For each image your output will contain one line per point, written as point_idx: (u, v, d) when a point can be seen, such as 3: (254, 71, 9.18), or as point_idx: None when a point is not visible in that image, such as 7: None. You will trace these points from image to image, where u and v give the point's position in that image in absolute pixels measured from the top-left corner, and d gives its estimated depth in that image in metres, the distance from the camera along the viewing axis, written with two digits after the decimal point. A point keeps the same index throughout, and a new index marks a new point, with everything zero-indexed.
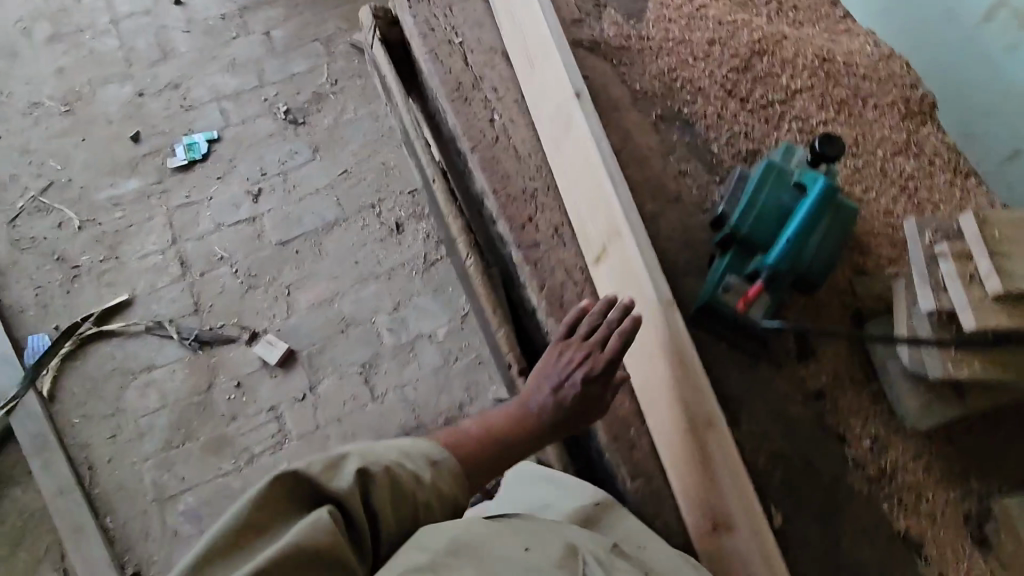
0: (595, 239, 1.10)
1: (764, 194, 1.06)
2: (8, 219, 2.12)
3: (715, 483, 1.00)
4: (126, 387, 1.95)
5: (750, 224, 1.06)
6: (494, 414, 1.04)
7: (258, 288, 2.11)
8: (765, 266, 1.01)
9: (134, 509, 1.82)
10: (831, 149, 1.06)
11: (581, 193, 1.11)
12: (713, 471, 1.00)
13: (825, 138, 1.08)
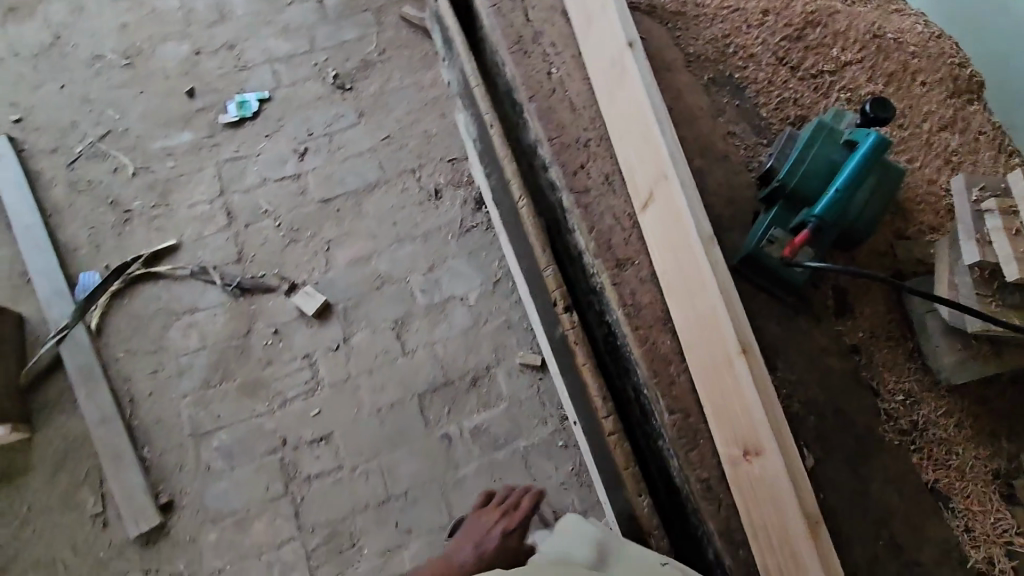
0: (643, 190, 1.12)
1: (813, 151, 1.11)
2: (67, 161, 2.21)
3: (746, 420, 0.99)
4: (170, 326, 2.03)
5: (798, 179, 1.11)
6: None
7: (298, 243, 2.18)
8: (813, 217, 1.05)
9: (171, 442, 1.90)
10: (882, 112, 1.09)
11: (635, 146, 1.14)
12: (741, 412, 0.99)
13: (877, 100, 1.10)
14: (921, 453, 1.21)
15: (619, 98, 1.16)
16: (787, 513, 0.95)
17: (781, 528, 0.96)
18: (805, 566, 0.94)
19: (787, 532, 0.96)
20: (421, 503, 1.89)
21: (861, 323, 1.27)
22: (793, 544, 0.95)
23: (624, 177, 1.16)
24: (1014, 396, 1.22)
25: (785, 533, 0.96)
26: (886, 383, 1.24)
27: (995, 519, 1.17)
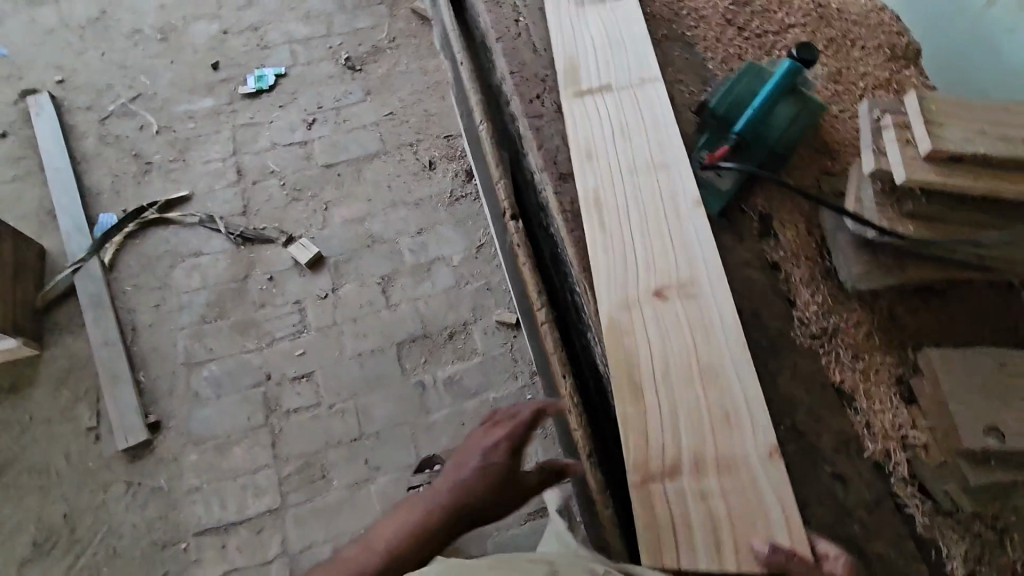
0: (580, 76, 1.31)
1: (741, 84, 1.24)
2: (99, 118, 2.44)
3: (686, 262, 1.13)
4: (175, 267, 2.19)
5: (727, 107, 1.23)
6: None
7: (300, 201, 2.35)
8: (734, 134, 1.20)
9: (165, 369, 2.04)
10: (807, 52, 1.22)
11: (589, 46, 1.34)
12: (681, 255, 1.14)
13: (802, 45, 1.24)
14: (830, 358, 1.12)
15: (574, 36, 1.35)
16: (714, 335, 1.07)
17: (698, 357, 1.06)
18: (724, 385, 1.04)
19: (709, 352, 1.06)
20: (391, 443, 1.98)
21: (783, 240, 1.21)
22: (716, 366, 1.05)
23: (561, 60, 1.33)
24: (930, 309, 1.15)
25: (706, 360, 1.06)
26: (799, 295, 1.17)
27: (905, 432, 1.05)
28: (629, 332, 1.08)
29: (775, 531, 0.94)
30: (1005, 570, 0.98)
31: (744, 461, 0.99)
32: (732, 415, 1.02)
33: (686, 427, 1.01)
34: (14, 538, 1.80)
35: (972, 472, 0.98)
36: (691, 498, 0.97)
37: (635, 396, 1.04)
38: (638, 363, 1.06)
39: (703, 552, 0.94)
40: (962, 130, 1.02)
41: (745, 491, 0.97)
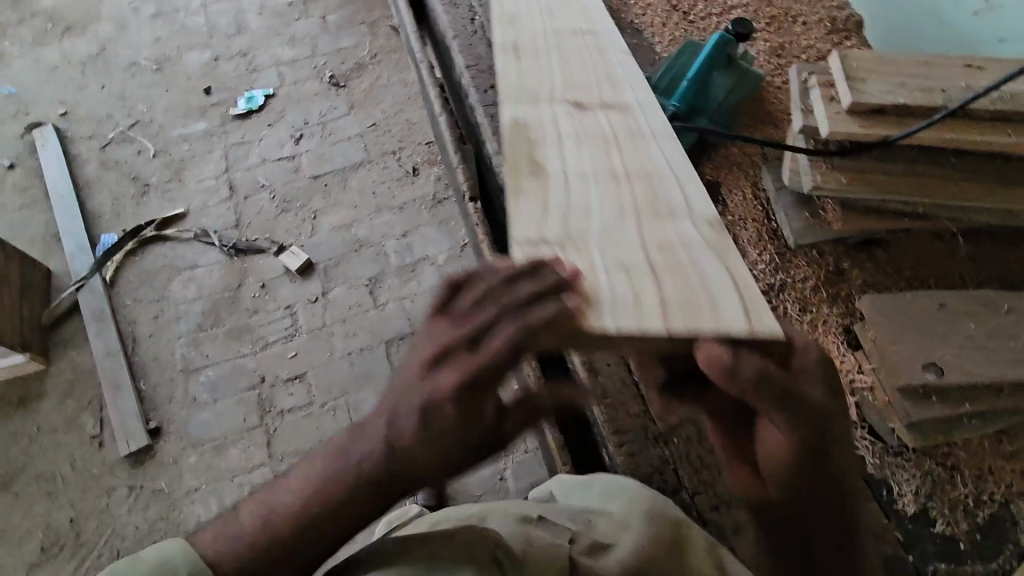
0: None
1: (679, 61, 1.33)
2: (100, 146, 2.58)
3: (613, 85, 1.00)
4: (173, 280, 2.29)
5: (667, 80, 1.31)
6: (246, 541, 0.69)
7: (289, 212, 2.44)
8: (671, 105, 1.26)
9: (164, 376, 2.12)
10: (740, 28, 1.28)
11: None
12: (605, 76, 1.02)
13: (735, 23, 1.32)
14: (780, 312, 1.13)
15: None
16: (641, 139, 0.92)
17: (619, 152, 0.89)
18: (656, 180, 0.86)
19: (634, 153, 0.90)
20: None
21: (730, 204, 1.25)
22: (644, 164, 0.88)
23: None
24: (874, 261, 1.17)
25: (631, 156, 0.89)
26: (747, 253, 1.19)
27: (852, 377, 1.07)
28: (536, 131, 0.91)
29: (732, 296, 0.70)
30: (955, 506, 0.98)
31: (680, 234, 0.78)
32: (662, 198, 0.84)
33: (604, 203, 0.81)
34: (23, 544, 1.87)
35: (915, 409, 0.99)
36: (617, 275, 0.71)
37: (536, 176, 0.85)
38: (544, 155, 0.88)
39: (612, 311, 0.67)
40: (884, 83, 1.08)
41: (685, 274, 0.72)
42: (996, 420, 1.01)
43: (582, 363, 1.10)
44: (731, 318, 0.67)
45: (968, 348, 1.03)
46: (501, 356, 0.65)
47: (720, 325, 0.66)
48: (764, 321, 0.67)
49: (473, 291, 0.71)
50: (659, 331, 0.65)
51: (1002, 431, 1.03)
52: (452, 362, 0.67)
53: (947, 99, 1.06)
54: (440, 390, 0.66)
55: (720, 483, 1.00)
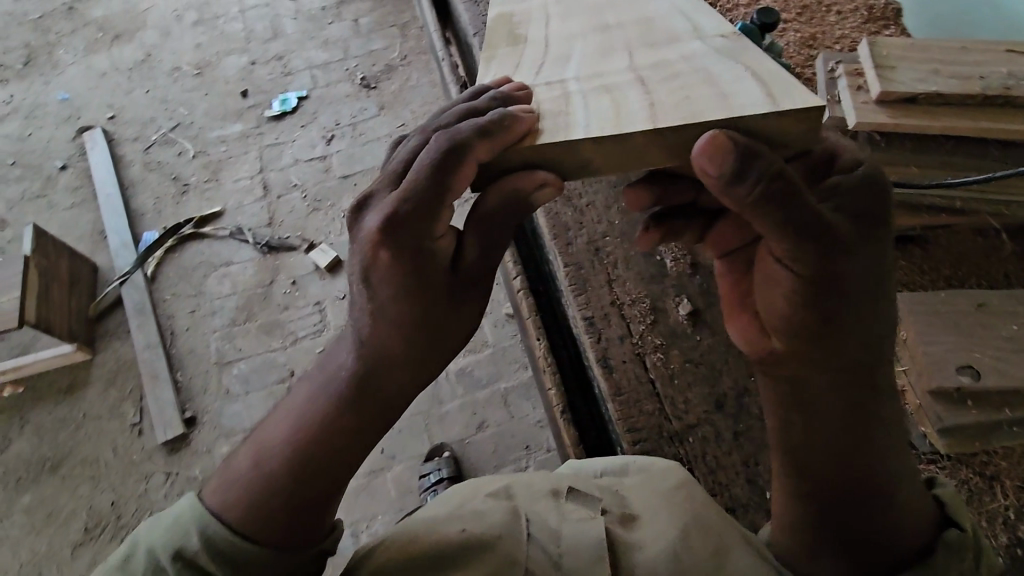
0: None
1: None
2: (144, 147, 2.70)
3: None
4: (209, 275, 2.38)
5: None
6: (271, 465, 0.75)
7: (319, 211, 2.50)
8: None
9: (200, 367, 2.21)
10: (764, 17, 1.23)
11: None
12: None
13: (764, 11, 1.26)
14: None
15: None
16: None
17: (619, 11, 0.88)
18: (659, 22, 0.83)
19: (633, 11, 0.87)
20: (406, 432, 2.05)
21: None
22: (649, 16, 0.85)
23: None
24: (910, 259, 1.10)
25: (631, 10, 0.87)
26: None
27: None
28: (525, 19, 0.92)
29: (738, 94, 0.66)
30: (994, 518, 0.92)
31: (687, 51, 0.76)
32: (665, 31, 0.82)
33: (595, 48, 0.82)
34: (69, 523, 1.98)
35: (947, 414, 0.94)
36: (603, 93, 0.72)
37: (525, 47, 0.86)
38: (531, 29, 0.89)
39: (591, 119, 0.68)
40: (918, 72, 1.03)
41: (680, 80, 0.71)
42: None
43: (598, 360, 1.08)
44: (741, 106, 0.64)
45: (1008, 351, 0.96)
46: (423, 183, 0.66)
47: (727, 111, 0.64)
48: (790, 98, 0.63)
49: (410, 145, 0.73)
50: (639, 125, 0.65)
51: None
52: (376, 207, 0.70)
53: (985, 87, 1.00)
54: (369, 237, 0.68)
55: (737, 487, 0.98)
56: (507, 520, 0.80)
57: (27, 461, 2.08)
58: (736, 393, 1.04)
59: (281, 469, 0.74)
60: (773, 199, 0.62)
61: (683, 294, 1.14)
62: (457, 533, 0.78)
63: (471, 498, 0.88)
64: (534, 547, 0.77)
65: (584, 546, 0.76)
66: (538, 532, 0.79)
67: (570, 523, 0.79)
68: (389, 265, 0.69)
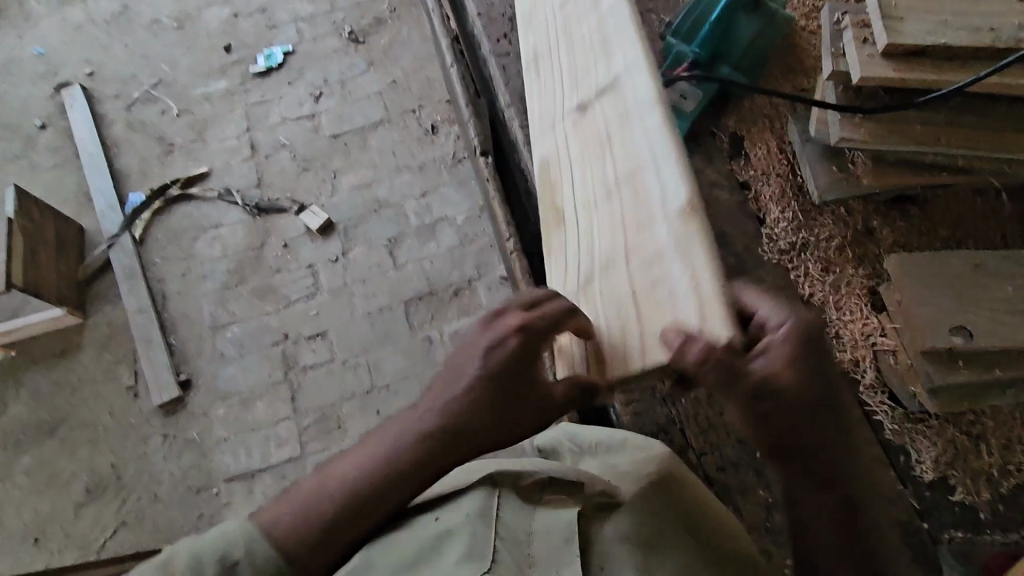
0: None
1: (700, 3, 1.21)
2: (126, 106, 2.61)
3: (600, 62, 1.01)
4: (199, 239, 2.34)
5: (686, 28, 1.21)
6: (339, 490, 0.81)
7: (309, 172, 2.45)
8: (692, 56, 1.17)
9: (193, 331, 2.20)
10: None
11: None
12: (602, 69, 1.00)
13: None
14: (798, 273, 1.11)
15: None
16: (632, 133, 0.91)
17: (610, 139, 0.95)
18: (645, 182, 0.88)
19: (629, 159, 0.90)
20: (401, 394, 2.07)
21: (753, 161, 1.20)
22: (639, 168, 0.89)
23: None
24: (907, 220, 1.11)
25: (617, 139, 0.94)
26: (768, 212, 1.16)
27: (874, 339, 1.04)
28: (557, 168, 1.04)
29: (692, 306, 0.77)
30: (978, 475, 0.96)
31: (660, 239, 0.83)
32: (644, 194, 0.86)
33: (605, 222, 0.91)
34: (71, 484, 2.01)
35: (941, 375, 0.94)
36: (606, 300, 0.87)
37: (558, 218, 1.00)
38: (556, 191, 1.01)
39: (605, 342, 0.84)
40: (930, 22, 0.97)
41: (656, 284, 0.81)
42: None
43: None
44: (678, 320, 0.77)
45: (1002, 312, 0.95)
46: (556, 310, 0.81)
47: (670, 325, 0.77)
48: (714, 318, 0.74)
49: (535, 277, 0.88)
50: (619, 353, 0.82)
51: None
52: (510, 313, 0.83)
53: (996, 40, 0.95)
54: (508, 327, 0.82)
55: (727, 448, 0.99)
56: (477, 506, 0.81)
57: (26, 424, 2.09)
58: None
59: (346, 489, 0.80)
60: (714, 384, 0.70)
61: None
62: (433, 526, 0.80)
63: (457, 478, 0.91)
64: (505, 527, 0.78)
65: (551, 532, 0.78)
66: (505, 517, 0.80)
67: (539, 510, 0.82)
68: (497, 357, 0.81)
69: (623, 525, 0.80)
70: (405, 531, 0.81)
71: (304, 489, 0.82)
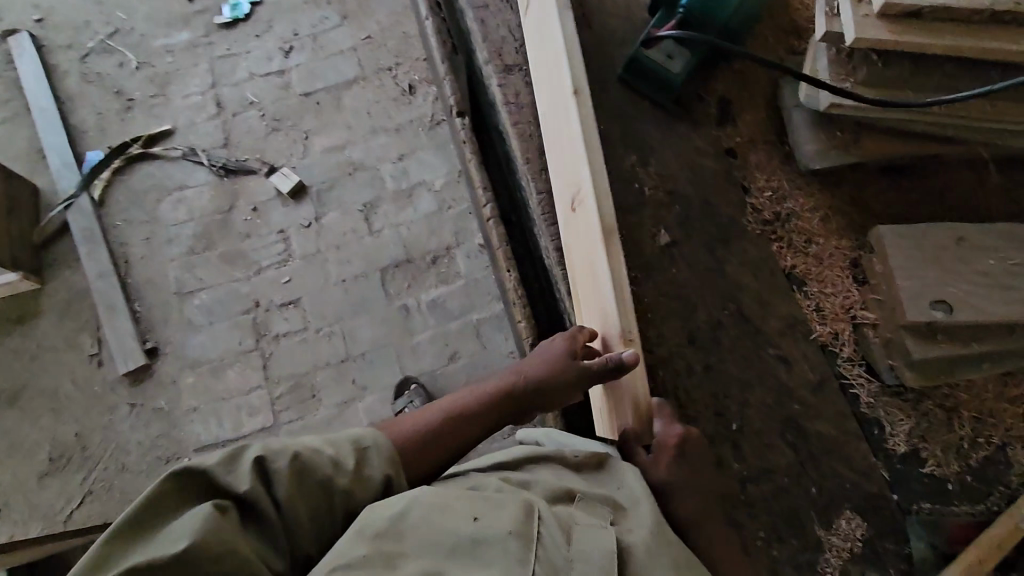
0: None
1: None
2: (80, 56, 2.44)
3: (566, 140, 0.96)
4: (162, 201, 2.23)
5: None
6: (432, 425, 0.93)
7: (279, 132, 2.33)
8: (681, 8, 1.11)
9: (159, 298, 2.11)
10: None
11: None
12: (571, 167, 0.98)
13: None
14: (781, 243, 1.08)
15: None
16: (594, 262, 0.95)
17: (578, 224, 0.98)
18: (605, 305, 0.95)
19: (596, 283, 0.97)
20: (377, 364, 2.04)
21: (741, 127, 1.16)
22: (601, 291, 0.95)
23: None
24: (891, 192, 1.09)
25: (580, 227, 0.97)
26: (754, 181, 1.12)
27: (854, 311, 1.02)
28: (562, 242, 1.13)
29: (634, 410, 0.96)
30: (949, 447, 0.96)
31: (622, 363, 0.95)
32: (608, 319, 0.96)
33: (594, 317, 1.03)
34: (34, 453, 1.95)
35: (918, 348, 0.93)
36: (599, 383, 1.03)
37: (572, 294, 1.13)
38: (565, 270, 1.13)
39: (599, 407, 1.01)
40: None
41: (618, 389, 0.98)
42: (1004, 363, 0.95)
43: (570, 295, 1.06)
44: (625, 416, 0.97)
45: (982, 285, 0.94)
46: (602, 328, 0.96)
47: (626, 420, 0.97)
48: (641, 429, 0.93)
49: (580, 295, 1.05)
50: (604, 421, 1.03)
51: (1008, 374, 0.97)
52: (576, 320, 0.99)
53: (997, 1, 0.89)
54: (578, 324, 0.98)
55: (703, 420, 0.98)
56: (519, 520, 0.74)
57: None
58: (709, 326, 1.03)
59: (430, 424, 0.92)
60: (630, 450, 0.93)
61: (660, 225, 1.09)
62: (468, 528, 0.72)
63: (483, 483, 0.83)
64: (545, 549, 0.73)
65: (593, 557, 0.73)
66: (545, 534, 0.74)
67: (579, 527, 0.77)
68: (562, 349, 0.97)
69: (650, 549, 0.77)
70: (433, 526, 0.72)
71: (399, 425, 0.92)
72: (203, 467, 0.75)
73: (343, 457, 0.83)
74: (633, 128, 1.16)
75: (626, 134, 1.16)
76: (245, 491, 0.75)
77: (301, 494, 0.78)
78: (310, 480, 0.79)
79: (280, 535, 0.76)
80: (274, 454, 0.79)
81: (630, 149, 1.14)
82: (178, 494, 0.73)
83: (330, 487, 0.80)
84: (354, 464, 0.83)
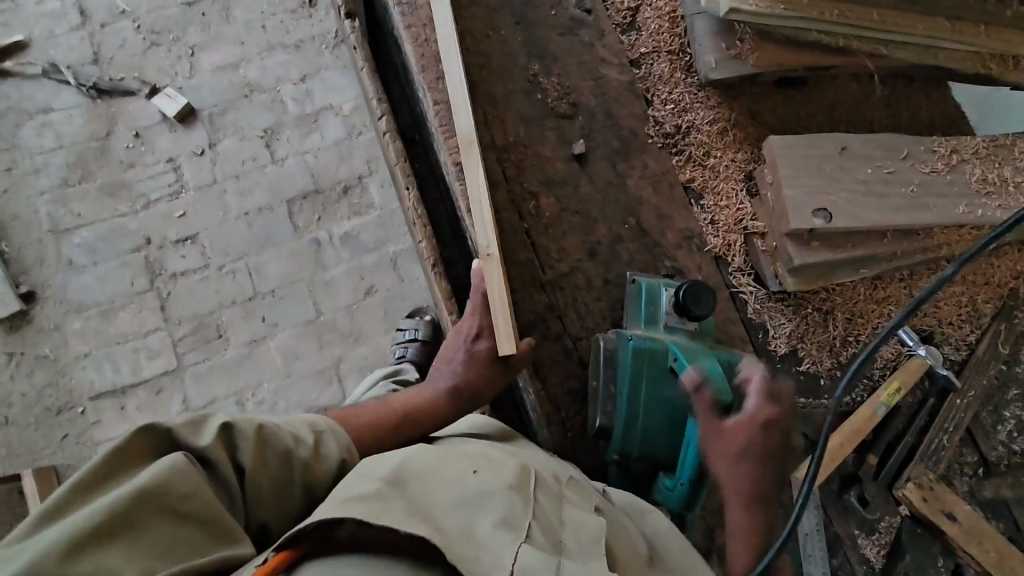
0: None
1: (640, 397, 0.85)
2: None
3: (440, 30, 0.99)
4: (22, 125, 1.96)
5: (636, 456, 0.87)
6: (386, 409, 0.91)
7: (159, 46, 2.06)
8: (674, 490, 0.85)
9: (31, 236, 1.89)
10: (698, 303, 0.86)
11: None
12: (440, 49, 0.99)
13: (695, 287, 0.87)
14: (680, 157, 1.09)
15: None
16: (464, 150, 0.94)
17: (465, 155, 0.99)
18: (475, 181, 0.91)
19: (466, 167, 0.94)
20: (288, 301, 1.93)
21: (645, 36, 1.13)
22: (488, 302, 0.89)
23: None
24: (789, 103, 1.12)
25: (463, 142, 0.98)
26: (657, 93, 1.11)
27: (745, 223, 1.05)
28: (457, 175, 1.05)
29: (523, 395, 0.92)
30: (825, 346, 1.04)
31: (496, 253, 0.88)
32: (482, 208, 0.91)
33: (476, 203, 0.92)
34: None
35: (798, 254, 0.97)
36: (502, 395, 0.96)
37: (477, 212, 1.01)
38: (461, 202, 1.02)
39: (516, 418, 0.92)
40: None
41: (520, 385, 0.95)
42: (874, 266, 1.02)
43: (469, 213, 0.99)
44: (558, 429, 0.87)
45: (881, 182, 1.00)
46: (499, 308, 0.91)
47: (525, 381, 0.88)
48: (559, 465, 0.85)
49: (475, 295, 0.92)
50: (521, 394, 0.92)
51: (906, 272, 1.05)
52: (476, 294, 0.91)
53: None
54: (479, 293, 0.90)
55: (602, 331, 0.98)
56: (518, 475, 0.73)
57: None
58: (608, 238, 1.02)
59: (382, 421, 0.90)
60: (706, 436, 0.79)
61: (561, 138, 1.06)
62: (471, 481, 0.70)
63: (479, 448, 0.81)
64: (541, 507, 0.72)
65: (582, 528, 0.71)
66: (542, 509, 0.71)
67: (567, 509, 0.74)
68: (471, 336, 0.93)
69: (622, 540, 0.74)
70: (434, 473, 0.70)
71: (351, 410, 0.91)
72: (165, 427, 0.72)
73: (302, 434, 0.81)
74: (534, 35, 1.10)
75: (530, 42, 1.10)
76: (203, 447, 0.72)
77: (263, 467, 0.75)
78: (272, 451, 0.77)
79: (236, 499, 0.73)
80: (240, 420, 0.76)
81: (533, 57, 1.09)
82: (125, 454, 0.69)
83: (289, 460, 0.78)
84: (313, 442, 0.81)
